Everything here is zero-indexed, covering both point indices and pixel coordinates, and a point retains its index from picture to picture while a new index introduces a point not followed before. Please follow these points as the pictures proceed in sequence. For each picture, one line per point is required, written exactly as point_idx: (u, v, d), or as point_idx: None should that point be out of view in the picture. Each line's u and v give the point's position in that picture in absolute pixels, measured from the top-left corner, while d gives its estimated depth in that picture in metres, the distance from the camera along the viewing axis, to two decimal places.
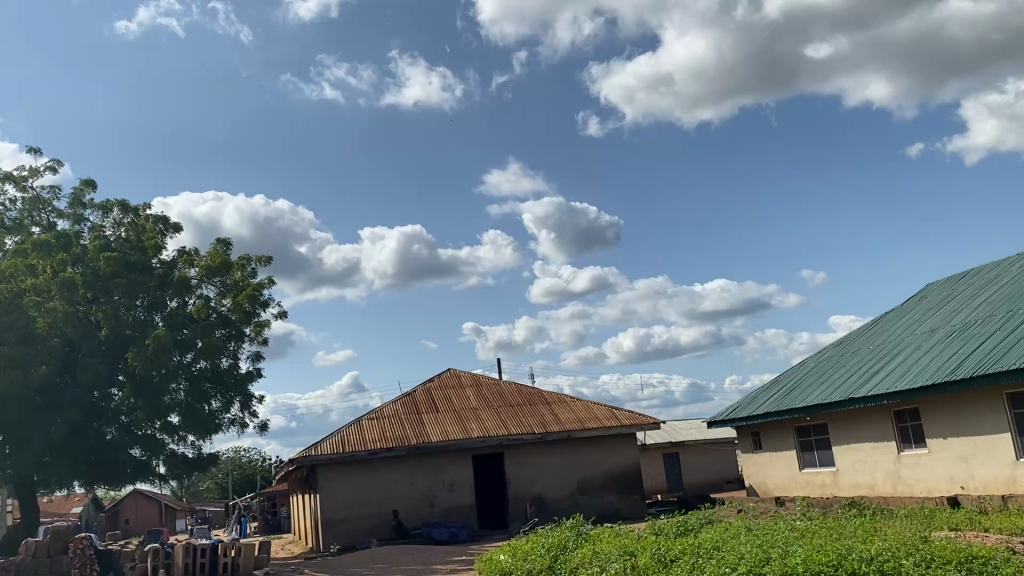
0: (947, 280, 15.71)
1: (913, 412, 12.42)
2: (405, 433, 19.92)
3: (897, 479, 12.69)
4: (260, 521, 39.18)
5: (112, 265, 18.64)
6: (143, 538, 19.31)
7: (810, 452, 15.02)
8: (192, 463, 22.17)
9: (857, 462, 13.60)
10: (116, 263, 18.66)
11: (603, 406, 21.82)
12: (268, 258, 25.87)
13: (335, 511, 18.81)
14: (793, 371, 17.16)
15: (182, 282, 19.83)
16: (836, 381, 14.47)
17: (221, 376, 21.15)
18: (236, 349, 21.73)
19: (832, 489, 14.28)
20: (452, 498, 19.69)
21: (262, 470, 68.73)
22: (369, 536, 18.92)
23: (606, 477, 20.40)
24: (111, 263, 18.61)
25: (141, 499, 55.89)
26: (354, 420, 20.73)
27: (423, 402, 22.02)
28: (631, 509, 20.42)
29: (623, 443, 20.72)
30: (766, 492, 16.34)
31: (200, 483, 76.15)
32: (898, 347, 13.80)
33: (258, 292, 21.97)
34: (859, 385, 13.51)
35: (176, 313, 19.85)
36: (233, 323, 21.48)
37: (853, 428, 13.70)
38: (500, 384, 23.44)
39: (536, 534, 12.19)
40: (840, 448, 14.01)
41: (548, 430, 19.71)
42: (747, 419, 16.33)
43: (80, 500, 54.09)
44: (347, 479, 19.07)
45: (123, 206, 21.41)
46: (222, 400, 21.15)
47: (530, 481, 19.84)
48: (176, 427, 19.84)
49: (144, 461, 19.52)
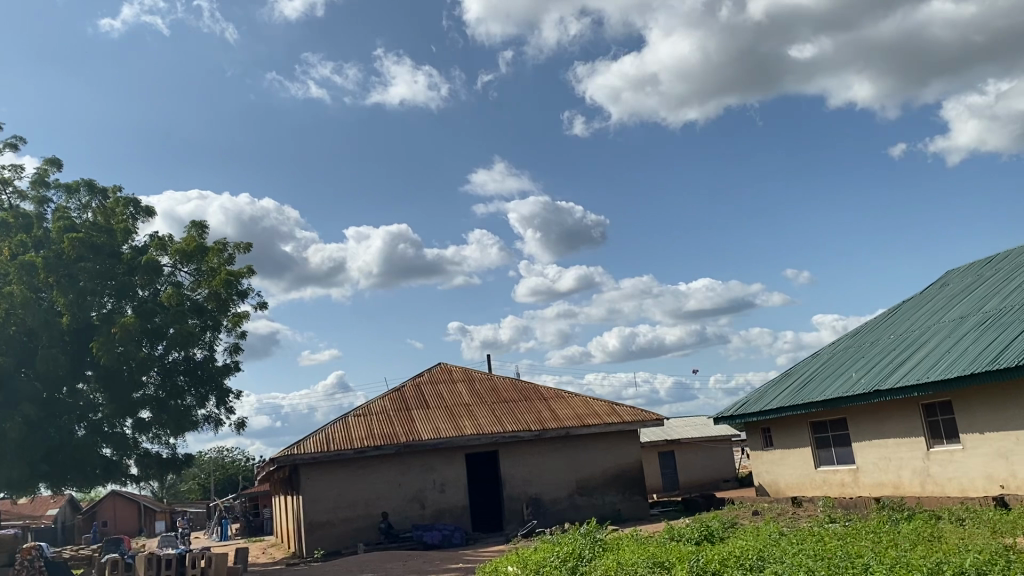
0: (969, 267, 14.88)
1: (945, 404, 11.55)
2: (395, 430, 18.82)
3: (927, 478, 11.81)
4: (242, 523, 37.91)
5: (77, 248, 17.34)
6: (105, 546, 18.05)
7: (827, 449, 14.13)
8: (166, 464, 20.91)
9: (881, 459, 12.71)
10: (80, 245, 17.34)
11: (602, 402, 20.84)
12: (247, 246, 24.73)
13: (319, 513, 17.70)
14: (806, 363, 16.25)
15: (150, 265, 18.62)
16: (857, 373, 13.55)
17: (196, 369, 19.99)
18: (212, 340, 20.63)
19: (851, 488, 13.39)
20: (444, 499, 18.63)
21: (244, 469, 67.20)
22: (355, 540, 17.83)
23: (606, 477, 19.43)
24: (76, 246, 17.31)
25: (120, 500, 54.19)
26: (339, 417, 19.60)
27: (412, 398, 20.91)
28: (633, 510, 19.45)
29: (624, 441, 19.75)
30: (778, 492, 15.45)
31: (182, 483, 74.57)
32: (924, 337, 12.91)
33: (235, 278, 20.81)
34: (884, 377, 12.57)
35: (145, 301, 18.73)
36: (208, 311, 20.43)
37: (875, 422, 12.82)
38: (494, 378, 22.41)
39: (542, 540, 11.15)
40: (861, 445, 13.14)
41: (546, 427, 18.73)
42: (759, 415, 15.38)
43: (58, 501, 52.41)
44: (331, 479, 17.97)
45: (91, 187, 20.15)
46: (195, 395, 19.95)
47: (526, 482, 18.83)
48: (146, 424, 18.70)
49: (115, 461, 18.39)
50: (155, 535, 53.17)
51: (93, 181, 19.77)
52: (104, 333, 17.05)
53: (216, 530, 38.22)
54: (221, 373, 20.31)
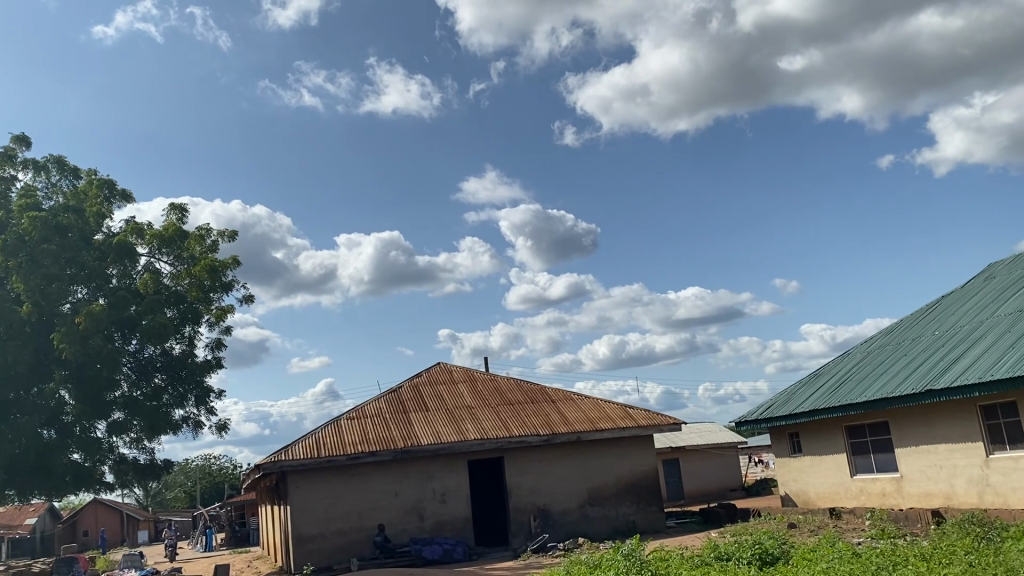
0: (1018, 259, 13.79)
1: (1008, 406, 10.41)
2: (391, 434, 17.56)
3: (986, 488, 10.67)
4: (226, 533, 36.37)
5: (39, 228, 16.17)
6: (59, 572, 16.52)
7: (864, 456, 12.97)
8: (144, 470, 19.49)
9: (929, 467, 11.56)
10: (42, 226, 16.15)
11: (614, 404, 19.65)
12: (230, 234, 23.97)
13: (309, 526, 16.37)
14: (836, 363, 15.11)
15: (123, 248, 17.35)
16: (902, 372, 12.39)
17: (174, 365, 18.74)
18: (192, 334, 19.35)
19: (894, 499, 12.23)
20: (444, 510, 17.32)
21: (230, 477, 65.18)
22: (348, 555, 16.50)
23: (620, 487, 18.18)
24: (37, 226, 16.13)
25: (101, 509, 52.35)
26: (331, 419, 18.30)
27: (410, 400, 19.60)
28: (648, 521, 18.19)
29: (639, 446, 18.50)
30: (808, 503, 14.29)
31: (167, 493, 72.62)
32: (976, 333, 11.83)
33: (218, 264, 19.59)
34: (936, 376, 11.41)
35: (118, 289, 17.48)
36: (188, 301, 19.18)
37: (923, 426, 11.68)
38: (497, 379, 21.20)
39: (571, 562, 10.04)
40: (905, 451, 12.00)
41: (556, 432, 17.51)
42: (787, 417, 14.23)
43: (36, 511, 50.54)
44: (322, 488, 16.66)
45: (60, 165, 18.90)
46: (173, 393, 18.71)
47: (533, 491, 17.58)
48: (120, 425, 17.44)
49: (86, 467, 17.24)
50: (137, 545, 51.43)
51: (64, 158, 18.57)
52: (68, 325, 15.80)
53: (199, 541, 36.71)
54: (202, 371, 19.00)
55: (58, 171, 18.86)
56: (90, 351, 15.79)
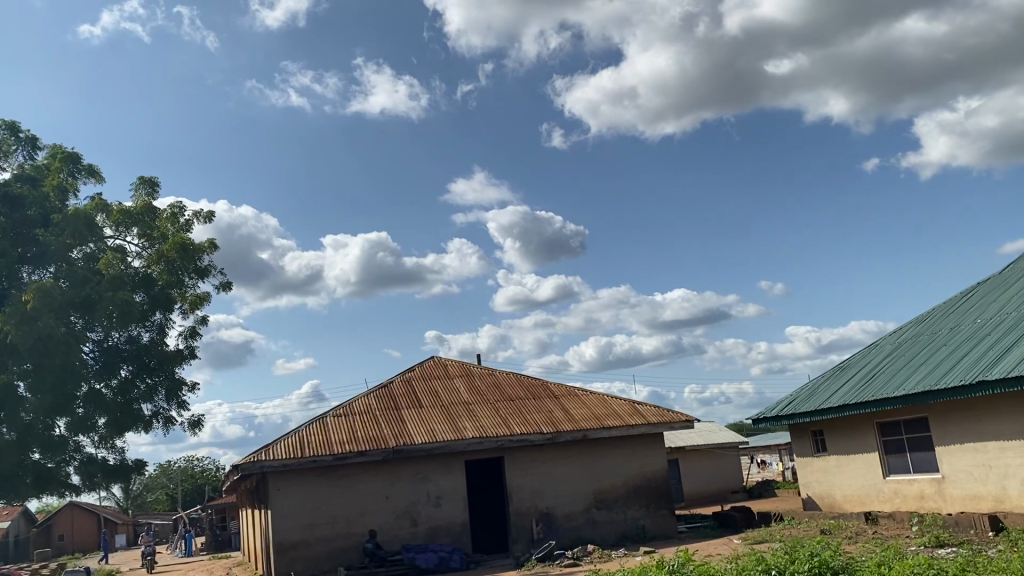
0: None
1: None
2: (382, 432, 16.33)
3: None
4: (207, 537, 34.97)
5: None
6: None
7: (900, 455, 11.94)
8: (114, 471, 18.10)
9: (977, 468, 10.52)
10: None
11: (621, 401, 18.53)
12: (206, 215, 22.89)
13: (291, 532, 15.13)
14: (863, 355, 14.09)
15: (81, 221, 16.14)
16: (946, 363, 11.30)
17: (142, 354, 17.50)
18: (163, 320, 18.08)
19: (935, 502, 11.21)
20: (440, 514, 16.12)
21: (214, 479, 63.50)
22: (335, 564, 15.26)
23: (627, 488, 17.05)
24: None
25: (77, 511, 50.54)
26: (316, 416, 17.09)
27: (401, 396, 18.39)
28: (657, 525, 17.08)
29: (647, 445, 17.38)
30: (835, 507, 13.22)
31: (148, 496, 70.82)
32: None
33: (189, 244, 18.38)
34: (988, 366, 10.30)
35: (77, 266, 16.28)
36: (159, 285, 17.93)
37: (969, 422, 10.64)
38: (494, 374, 20.05)
39: None
40: (947, 449, 10.99)
41: (560, 430, 16.37)
42: (812, 415, 13.17)
43: (9, 514, 48.78)
44: (306, 491, 15.41)
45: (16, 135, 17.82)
46: (144, 385, 17.49)
47: (536, 494, 16.43)
48: (85, 422, 16.14)
49: (48, 469, 16.01)
50: (115, 549, 49.77)
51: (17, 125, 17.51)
52: (14, 306, 14.67)
53: (178, 545, 35.21)
54: (173, 363, 17.73)
55: (12, 138, 17.85)
56: (39, 335, 14.74)
